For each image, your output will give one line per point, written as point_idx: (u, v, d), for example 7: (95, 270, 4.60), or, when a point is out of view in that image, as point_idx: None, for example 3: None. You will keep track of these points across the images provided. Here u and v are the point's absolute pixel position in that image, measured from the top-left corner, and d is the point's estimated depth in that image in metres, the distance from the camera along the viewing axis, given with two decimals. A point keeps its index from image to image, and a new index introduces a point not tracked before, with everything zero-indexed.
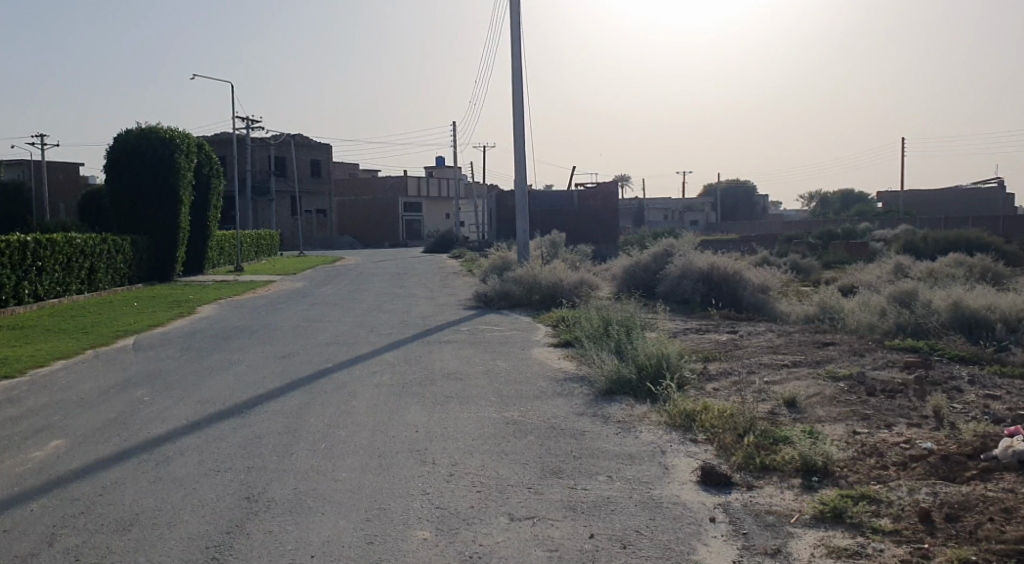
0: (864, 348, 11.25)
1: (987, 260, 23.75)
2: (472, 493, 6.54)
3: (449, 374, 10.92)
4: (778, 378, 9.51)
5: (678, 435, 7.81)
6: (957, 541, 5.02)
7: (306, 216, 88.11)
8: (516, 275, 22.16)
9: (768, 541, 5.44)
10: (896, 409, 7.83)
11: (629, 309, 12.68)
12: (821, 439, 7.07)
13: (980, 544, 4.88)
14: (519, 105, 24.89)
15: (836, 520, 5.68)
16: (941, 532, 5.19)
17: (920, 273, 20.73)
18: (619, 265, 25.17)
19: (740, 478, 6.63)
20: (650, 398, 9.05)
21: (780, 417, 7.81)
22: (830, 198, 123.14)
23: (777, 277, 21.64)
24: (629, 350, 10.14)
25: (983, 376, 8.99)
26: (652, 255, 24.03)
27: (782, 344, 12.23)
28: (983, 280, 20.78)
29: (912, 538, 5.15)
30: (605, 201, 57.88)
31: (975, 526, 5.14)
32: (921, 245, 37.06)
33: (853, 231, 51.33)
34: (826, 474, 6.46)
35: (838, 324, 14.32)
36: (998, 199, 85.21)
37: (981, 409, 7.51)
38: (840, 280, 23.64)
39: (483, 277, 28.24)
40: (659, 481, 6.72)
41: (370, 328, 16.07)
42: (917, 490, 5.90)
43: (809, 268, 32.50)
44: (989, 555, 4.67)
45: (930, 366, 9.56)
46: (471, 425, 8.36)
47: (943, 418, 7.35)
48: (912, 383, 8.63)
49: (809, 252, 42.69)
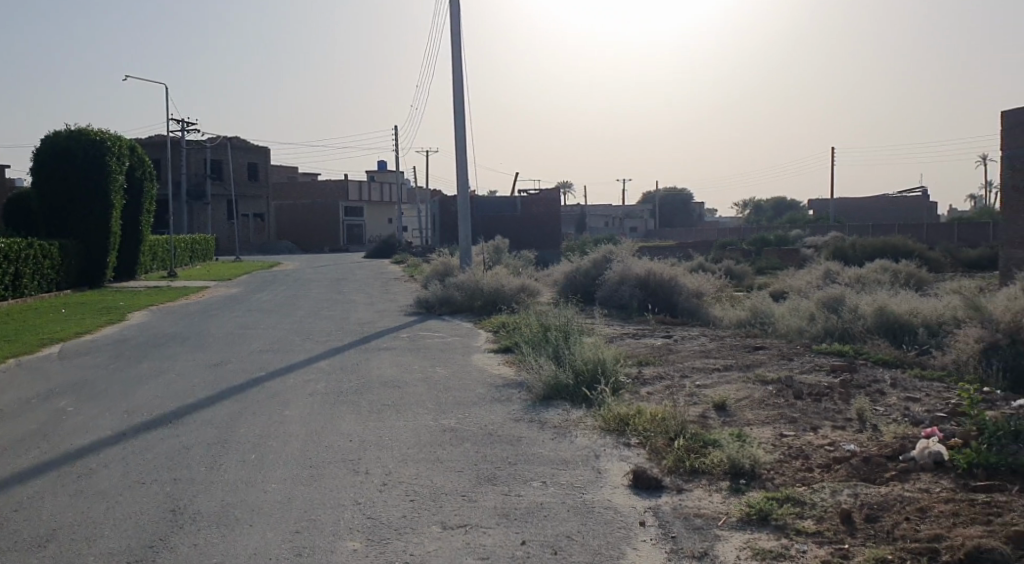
0: (792, 352, 11.50)
1: (910, 266, 24.56)
2: (405, 502, 6.50)
3: (385, 382, 10.76)
4: (710, 382, 9.62)
5: (612, 439, 7.76)
6: (875, 540, 5.38)
7: (244, 219, 86.68)
8: (456, 280, 22.08)
9: (695, 544, 5.64)
10: (822, 411, 7.95)
11: (569, 315, 12.69)
12: (748, 441, 7.14)
13: (896, 544, 5.24)
14: (459, 110, 24.82)
15: (762, 522, 5.92)
16: (860, 533, 5.53)
17: (849, 278, 21.37)
18: (560, 271, 25.31)
19: (671, 481, 6.72)
20: (586, 403, 9.01)
21: (710, 420, 7.86)
22: (765, 207, 126.02)
23: (712, 282, 22.04)
24: (566, 356, 10.10)
25: (904, 379, 9.20)
26: (592, 262, 24.24)
27: (714, 348, 12.42)
28: (907, 286, 21.60)
29: (833, 539, 5.47)
30: (547, 207, 58.33)
31: (892, 526, 5.49)
32: (848, 252, 38.29)
33: (784, 238, 52.96)
34: (753, 476, 6.58)
35: (768, 329, 14.67)
36: (921, 208, 88.72)
37: (902, 410, 7.65)
38: (771, 286, 24.22)
39: (424, 283, 28.06)
40: (591, 486, 6.76)
41: (307, 334, 15.87)
42: (839, 492, 6.14)
43: (742, 274, 33.20)
44: (904, 555, 5.06)
45: (855, 370, 9.77)
46: (406, 432, 8.24)
47: (865, 420, 7.47)
48: (836, 387, 8.78)
49: (743, 258, 43.77)
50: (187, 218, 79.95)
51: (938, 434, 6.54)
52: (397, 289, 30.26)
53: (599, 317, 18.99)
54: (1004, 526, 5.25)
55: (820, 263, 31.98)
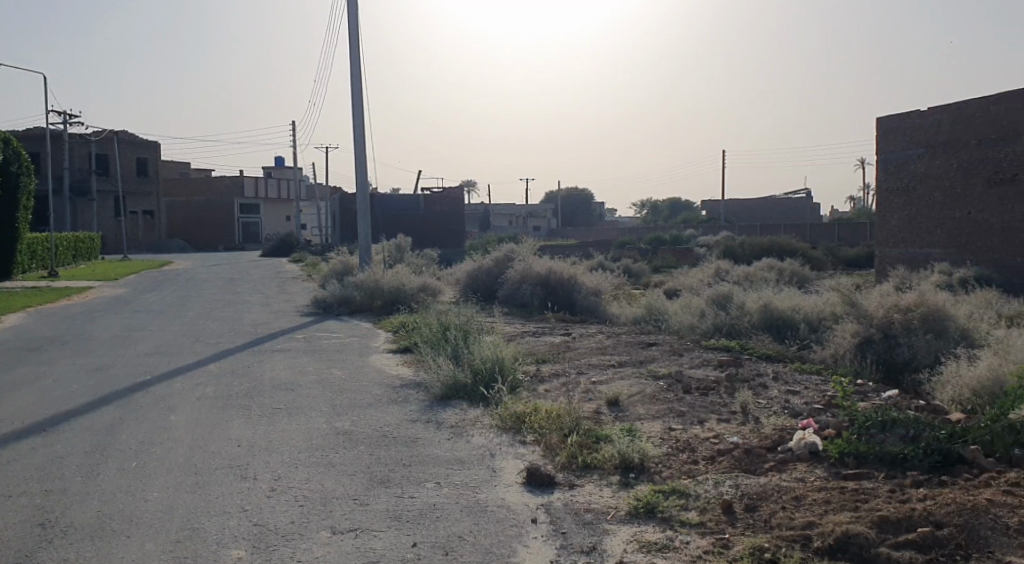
0: (683, 348, 11.87)
1: (793, 264, 25.93)
2: (294, 508, 6.34)
3: (278, 384, 10.46)
4: (604, 378, 9.80)
5: (508, 437, 7.79)
6: (753, 529, 5.62)
7: (132, 217, 82.87)
8: (355, 279, 21.77)
9: (584, 539, 5.72)
10: (708, 405, 8.23)
11: (468, 314, 12.69)
12: (638, 436, 7.30)
13: (771, 532, 5.50)
14: (358, 105, 24.44)
15: (649, 515, 6.08)
16: (740, 522, 5.76)
17: (737, 276, 22.33)
18: (462, 270, 25.34)
19: (563, 477, 6.80)
20: (483, 402, 9.02)
21: (603, 416, 8.00)
22: (661, 207, 129.89)
23: (609, 280, 22.56)
24: (464, 355, 10.09)
25: (785, 372, 9.64)
26: (493, 260, 24.35)
27: (610, 345, 12.68)
28: (790, 283, 22.77)
29: (714, 529, 5.68)
30: (451, 204, 58.30)
31: (768, 515, 5.75)
32: (738, 250, 40.01)
33: (679, 237, 54.96)
34: (642, 470, 6.74)
35: (662, 326, 15.12)
36: (804, 208, 93.56)
37: (782, 403, 7.99)
38: (666, 283, 25.01)
39: (322, 282, 27.61)
40: (485, 485, 6.77)
41: (197, 336, 15.27)
42: (722, 483, 6.36)
43: (640, 272, 34.16)
44: (778, 543, 5.30)
45: (741, 364, 10.18)
46: (298, 436, 8.04)
47: (748, 413, 7.77)
48: (723, 381, 9.10)
49: (640, 257, 45.03)
50: (70, 215, 75.67)
51: (813, 426, 6.87)
52: (295, 289, 29.52)
53: (498, 316, 19.11)
54: (869, 512, 5.57)
55: (713, 261, 33.27)
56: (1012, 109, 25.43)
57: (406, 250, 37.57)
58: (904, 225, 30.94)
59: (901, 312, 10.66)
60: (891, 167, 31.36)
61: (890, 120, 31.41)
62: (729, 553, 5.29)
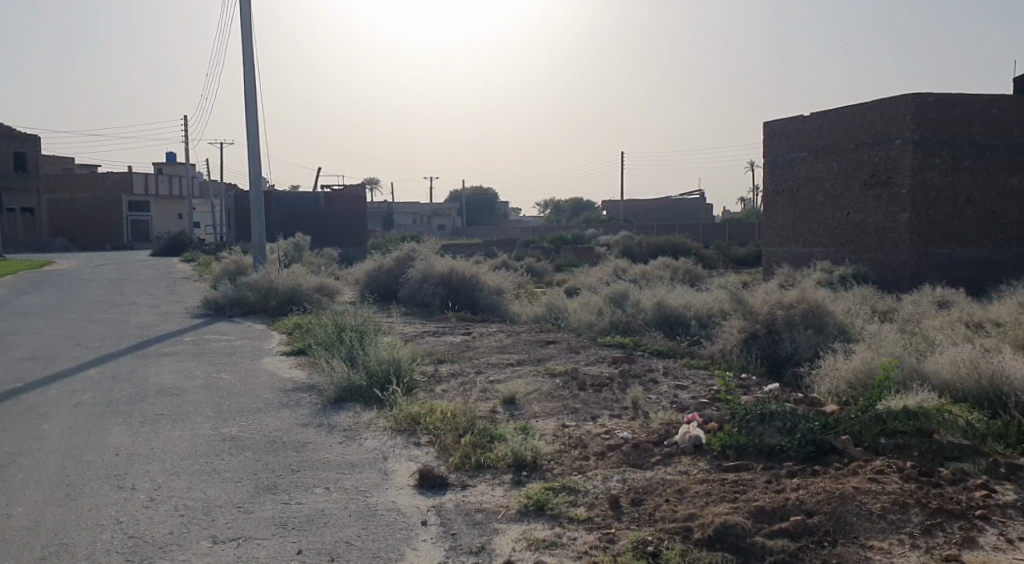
0: (580, 345, 12.04)
1: (686, 261, 26.99)
2: (174, 518, 6.07)
3: (162, 390, 10.03)
4: (501, 377, 9.82)
5: (402, 439, 7.70)
6: (638, 523, 5.72)
7: (8, 214, 78.55)
8: (249, 279, 21.20)
9: (473, 539, 5.69)
10: (601, 401, 8.36)
11: (365, 315, 12.53)
12: (532, 434, 7.34)
13: (655, 525, 5.62)
14: (251, 101, 23.78)
15: (538, 513, 6.10)
16: (626, 516, 5.85)
17: (634, 275, 23.01)
18: (361, 270, 25.08)
19: (455, 477, 6.75)
20: (378, 403, 8.89)
21: (498, 415, 8.01)
22: (562, 206, 131.26)
23: (510, 280, 22.83)
24: (359, 356, 9.93)
25: (676, 368, 9.90)
26: (394, 260, 24.23)
27: (509, 343, 12.75)
28: (684, 281, 23.67)
29: (601, 524, 5.74)
30: (351, 204, 57.26)
31: (653, 509, 5.86)
32: (636, 249, 41.20)
33: (581, 236, 56.15)
34: (534, 468, 6.77)
35: (561, 323, 15.34)
36: (699, 208, 97.12)
37: (671, 397, 8.20)
38: (567, 281, 25.46)
39: (212, 281, 26.81)
40: (376, 488, 6.66)
41: (76, 340, 14.47)
42: (611, 478, 6.45)
43: (542, 271, 34.66)
44: (661, 535, 5.41)
45: (634, 360, 10.39)
46: (182, 443, 7.72)
47: (639, 408, 7.93)
48: (617, 377, 9.27)
49: (543, 256, 45.66)
50: None
51: (698, 419, 7.06)
52: (185, 290, 28.36)
53: (395, 315, 18.92)
54: (748, 503, 5.76)
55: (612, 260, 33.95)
56: (886, 115, 26.72)
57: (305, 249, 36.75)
58: (790, 223, 32.35)
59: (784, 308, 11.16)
60: (778, 169, 32.66)
61: (776, 124, 32.73)
62: (614, 547, 5.36)
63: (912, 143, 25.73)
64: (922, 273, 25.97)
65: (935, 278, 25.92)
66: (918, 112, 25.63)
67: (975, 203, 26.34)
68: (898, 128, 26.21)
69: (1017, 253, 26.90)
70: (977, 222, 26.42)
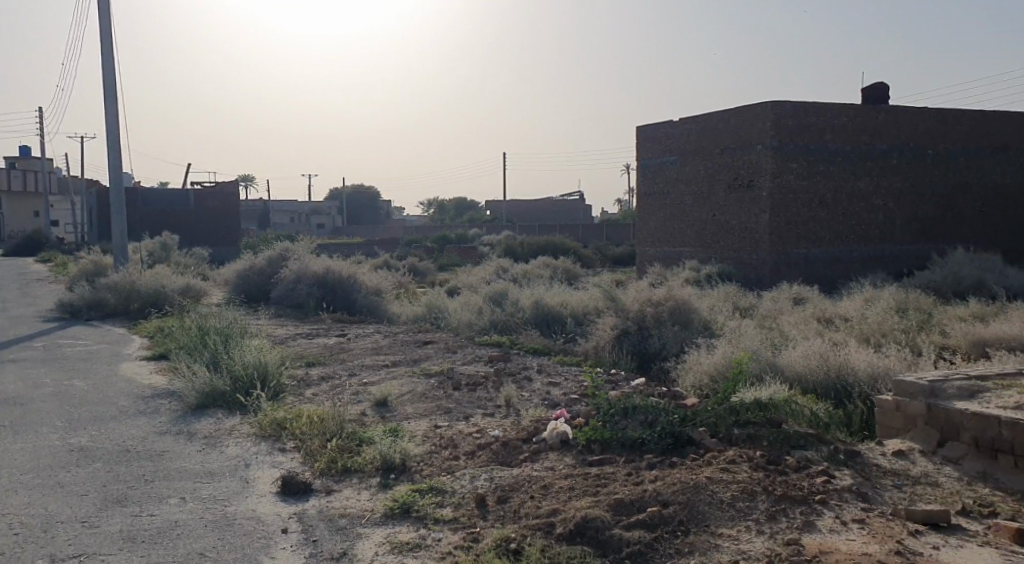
0: (457, 345, 12.04)
1: (565, 260, 27.96)
2: (9, 537, 5.59)
3: (4, 400, 9.33)
4: (375, 379, 9.70)
5: (266, 445, 7.46)
6: (503, 521, 5.72)
7: None
8: (108, 281, 20.18)
9: (335, 546, 5.54)
10: (475, 400, 8.37)
11: (231, 316, 12.14)
12: (401, 436, 7.25)
13: (519, 522, 5.64)
14: (110, 94, 22.58)
15: (404, 515, 6.00)
16: (491, 514, 5.84)
17: (515, 273, 23.54)
18: (231, 271, 24.34)
19: (320, 483, 6.58)
20: (241, 409, 8.60)
21: (368, 417, 7.89)
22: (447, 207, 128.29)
23: (388, 280, 22.81)
24: (223, 360, 9.58)
25: (549, 365, 10.04)
26: (266, 260, 23.75)
27: (385, 344, 12.62)
28: (563, 279, 24.47)
29: (466, 524, 5.72)
30: (223, 203, 54.96)
31: (518, 506, 5.88)
32: (518, 249, 41.66)
33: (464, 236, 56.28)
34: (403, 470, 6.68)
35: (441, 323, 15.33)
36: (581, 210, 99.06)
37: (544, 394, 8.29)
38: (449, 281, 25.56)
39: (67, 285, 25.18)
40: (236, 497, 6.40)
41: None
42: (478, 477, 6.43)
43: (424, 271, 34.66)
44: (524, 532, 5.43)
45: (510, 359, 10.49)
46: (23, 457, 7.20)
47: (511, 406, 7.99)
48: (492, 376, 9.31)
49: (427, 256, 45.53)
50: None
51: (566, 415, 7.15)
52: (37, 294, 26.52)
53: (266, 317, 18.43)
54: (608, 496, 5.86)
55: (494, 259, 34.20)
56: (749, 121, 27.46)
57: (173, 250, 35.02)
58: (661, 224, 32.66)
59: (655, 306, 11.57)
60: (653, 171, 33.13)
61: (651, 126, 33.17)
62: (477, 547, 5.32)
63: (771, 148, 26.56)
64: (780, 271, 26.80)
65: (791, 276, 26.81)
66: (777, 119, 26.42)
67: (827, 205, 27.31)
68: (759, 133, 27.00)
69: (865, 253, 27.98)
70: (829, 223, 27.39)
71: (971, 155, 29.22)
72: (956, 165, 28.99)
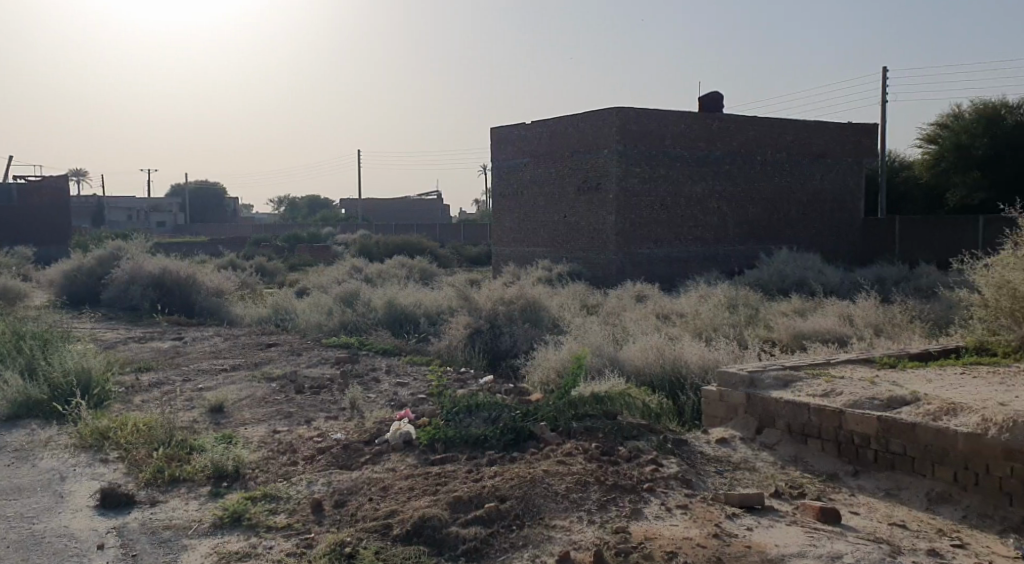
0: (302, 347, 11.83)
1: (419, 261, 28.44)
2: None
3: None
4: (213, 384, 9.31)
5: (87, 457, 6.96)
6: (338, 524, 5.56)
7: None
8: None
9: (157, 559, 5.12)
10: (318, 403, 8.20)
11: (48, 324, 11.46)
12: (236, 443, 6.96)
13: (355, 525, 5.50)
14: None
15: (234, 524, 5.69)
16: (327, 519, 5.67)
17: (371, 273, 23.85)
18: (55, 272, 22.72)
19: (145, 494, 6.18)
20: (60, 419, 8.02)
21: (202, 425, 7.53)
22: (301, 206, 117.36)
23: (232, 280, 22.14)
24: (40, 367, 8.89)
25: (397, 365, 10.05)
26: (96, 259, 22.51)
27: (224, 348, 12.19)
28: (419, 280, 24.99)
29: (300, 530, 5.49)
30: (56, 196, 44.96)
31: (355, 509, 5.75)
32: (373, 248, 40.46)
33: (315, 236, 53.54)
34: (237, 477, 6.39)
35: (288, 324, 15.10)
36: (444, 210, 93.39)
37: (390, 395, 8.26)
38: (299, 281, 24.99)
39: None
40: (47, 514, 5.87)
41: None
42: (315, 482, 6.25)
43: (274, 270, 33.87)
44: (359, 535, 5.29)
45: (357, 361, 10.40)
46: None
47: (356, 408, 7.88)
48: (337, 378, 9.19)
49: (277, 256, 43.94)
50: None
51: (409, 416, 7.10)
52: None
53: (94, 323, 17.35)
54: (447, 494, 5.82)
55: (347, 259, 33.71)
56: (595, 125, 27.81)
57: None
58: (513, 223, 32.24)
59: (507, 305, 12.56)
60: (503, 172, 32.81)
61: (501, 126, 32.77)
62: (310, 552, 5.12)
63: (617, 152, 27.05)
64: (625, 270, 27.43)
65: (635, 276, 27.51)
66: (621, 124, 26.97)
67: (668, 207, 28.35)
68: (606, 138, 27.40)
69: (698, 253, 29.23)
70: (669, 224, 28.40)
71: (793, 161, 31.42)
72: (780, 171, 31.05)
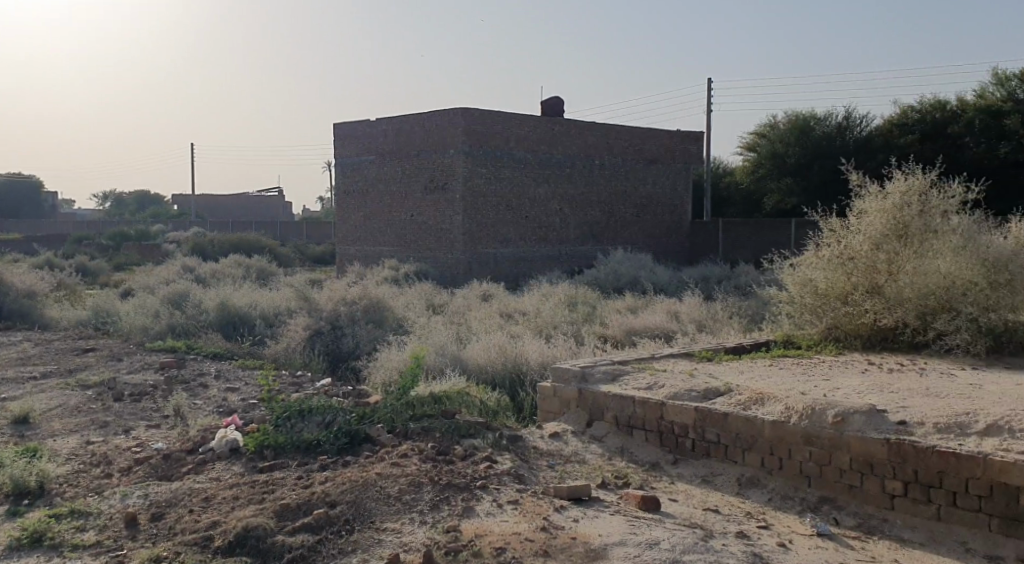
0: (122, 352, 11.17)
1: (260, 261, 27.69)
2: None
3: None
4: (17, 394, 8.60)
5: None
6: (154, 539, 5.18)
7: None
8: None
9: None
10: (138, 412, 7.76)
11: None
12: (42, 457, 6.42)
13: (173, 539, 5.15)
14: None
15: (34, 545, 5.12)
16: (142, 533, 5.27)
17: (206, 273, 23.29)
18: None
19: None
20: None
21: (4, 439, 6.90)
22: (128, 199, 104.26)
23: (44, 280, 20.57)
24: None
25: (228, 370, 9.76)
26: None
27: (32, 354, 11.30)
28: (259, 280, 24.51)
29: (110, 547, 5.06)
30: None
31: (174, 521, 5.39)
32: (207, 247, 38.33)
33: (144, 232, 50.40)
34: (41, 495, 5.86)
35: (109, 327, 14.25)
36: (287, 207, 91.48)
37: (219, 402, 7.97)
38: (125, 282, 23.46)
39: None
40: None
41: None
42: (129, 495, 5.85)
43: (96, 270, 31.77)
44: (177, 548, 4.95)
45: (185, 365, 9.97)
46: None
47: (181, 416, 7.52)
48: (161, 385, 8.79)
49: (98, 254, 40.86)
50: None
51: (236, 422, 6.82)
52: None
53: None
54: (274, 502, 5.56)
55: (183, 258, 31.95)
56: (440, 125, 28.01)
57: None
58: (358, 224, 31.73)
59: (350, 305, 13.24)
60: (347, 171, 32.16)
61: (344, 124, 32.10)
62: None
63: (463, 153, 27.41)
64: (473, 269, 27.78)
65: (482, 275, 27.92)
66: (467, 125, 27.36)
67: (512, 208, 29.05)
68: (452, 138, 27.68)
69: (543, 253, 30.17)
70: (515, 225, 29.13)
71: (628, 165, 33.02)
72: (617, 173, 32.60)
